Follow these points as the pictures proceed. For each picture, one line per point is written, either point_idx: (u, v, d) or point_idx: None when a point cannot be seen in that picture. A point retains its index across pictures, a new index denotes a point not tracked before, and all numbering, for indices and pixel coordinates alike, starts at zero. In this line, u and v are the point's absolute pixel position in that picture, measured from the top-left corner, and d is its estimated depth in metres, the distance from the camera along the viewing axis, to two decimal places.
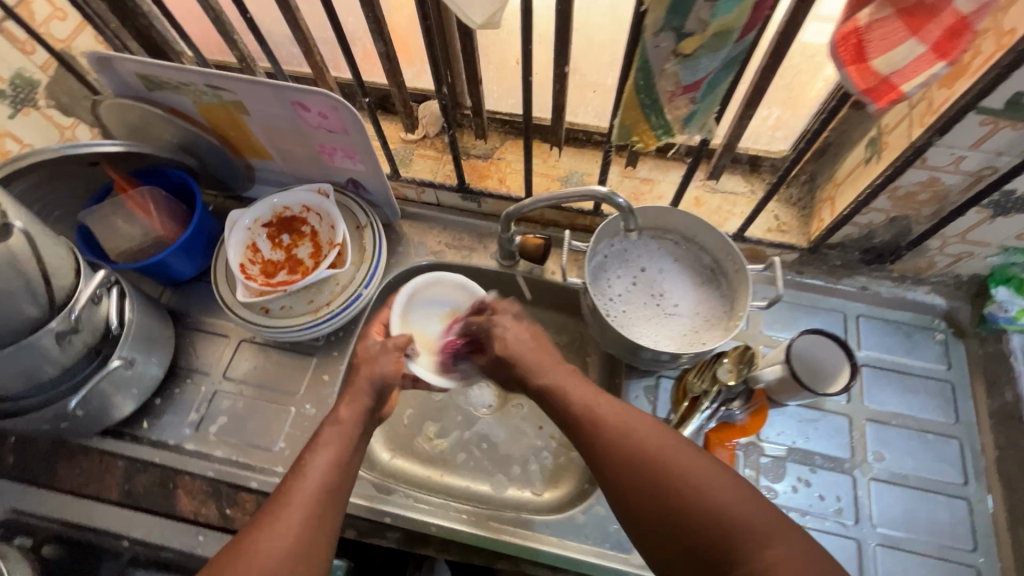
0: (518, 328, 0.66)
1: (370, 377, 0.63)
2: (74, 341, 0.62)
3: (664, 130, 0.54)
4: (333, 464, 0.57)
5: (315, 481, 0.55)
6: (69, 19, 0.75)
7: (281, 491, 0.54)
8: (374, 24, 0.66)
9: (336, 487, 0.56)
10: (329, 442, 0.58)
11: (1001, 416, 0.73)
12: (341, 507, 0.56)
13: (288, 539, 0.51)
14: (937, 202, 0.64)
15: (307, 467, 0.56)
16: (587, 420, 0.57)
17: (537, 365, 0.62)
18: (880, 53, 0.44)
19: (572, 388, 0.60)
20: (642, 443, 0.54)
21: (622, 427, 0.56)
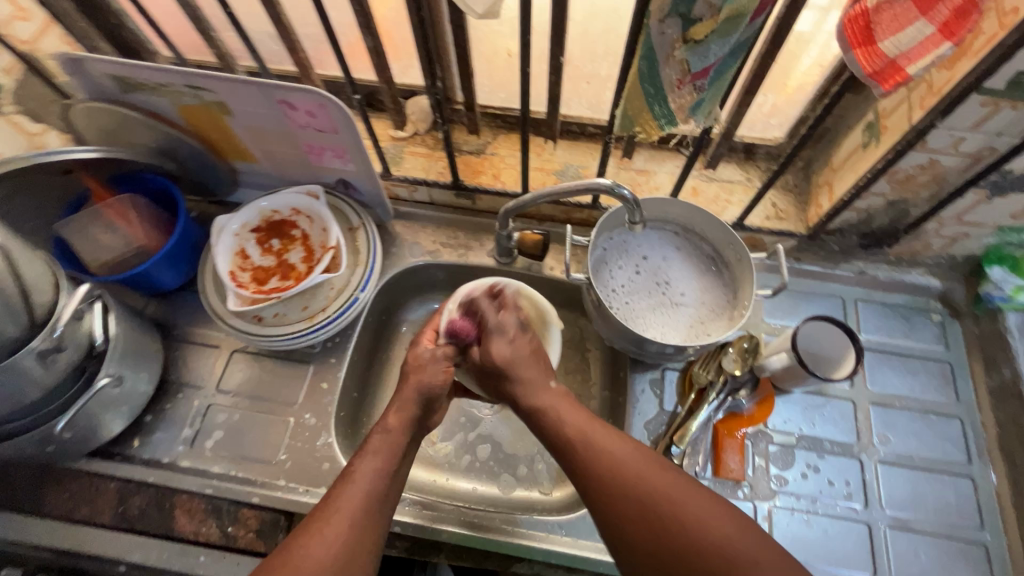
0: (516, 342, 0.69)
1: (417, 386, 0.66)
2: (58, 360, 0.59)
3: (668, 119, 0.52)
4: (381, 471, 0.57)
5: (365, 483, 0.56)
6: (33, 19, 0.70)
7: (331, 496, 0.55)
8: (362, 18, 0.63)
9: (386, 490, 0.57)
10: (377, 450, 0.59)
11: (1000, 394, 0.74)
12: (389, 511, 0.57)
13: (336, 541, 0.51)
14: (935, 184, 0.64)
15: (356, 472, 0.56)
16: (580, 447, 0.59)
17: (527, 382, 0.66)
18: (889, 35, 0.44)
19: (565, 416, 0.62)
20: (636, 472, 0.55)
21: (616, 454, 0.57)
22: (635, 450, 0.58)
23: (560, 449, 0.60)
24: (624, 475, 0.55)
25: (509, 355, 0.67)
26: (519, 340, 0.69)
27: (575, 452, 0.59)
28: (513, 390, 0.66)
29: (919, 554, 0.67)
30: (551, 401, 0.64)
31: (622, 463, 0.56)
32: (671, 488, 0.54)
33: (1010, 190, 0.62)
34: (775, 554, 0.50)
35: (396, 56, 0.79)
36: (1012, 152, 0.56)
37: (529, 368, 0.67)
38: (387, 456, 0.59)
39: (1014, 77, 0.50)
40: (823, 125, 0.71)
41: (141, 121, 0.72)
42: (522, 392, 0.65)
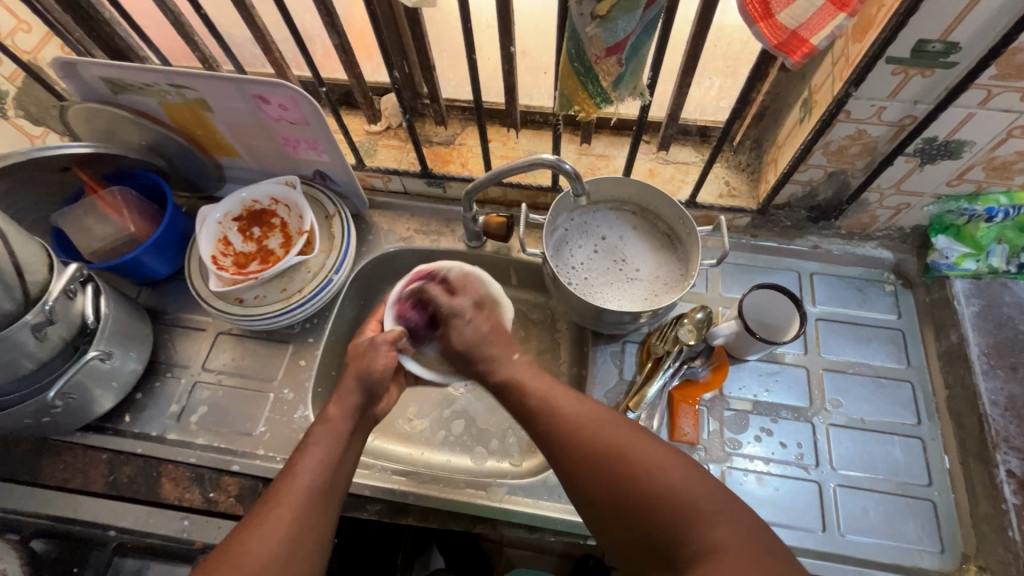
0: (472, 322, 0.67)
1: (358, 373, 0.63)
2: (50, 334, 0.64)
3: (602, 96, 0.56)
4: (325, 463, 0.57)
5: (308, 479, 0.55)
6: (34, 31, 0.77)
7: (273, 492, 0.55)
8: (327, 17, 0.69)
9: (328, 486, 0.56)
10: (320, 441, 0.59)
11: (949, 357, 0.76)
12: (333, 506, 0.56)
13: (276, 537, 0.52)
14: (868, 154, 0.69)
15: (299, 466, 0.56)
16: (545, 409, 0.58)
17: (494, 361, 0.64)
18: (783, 8, 0.48)
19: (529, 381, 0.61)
20: (592, 430, 0.55)
21: (574, 420, 0.56)
22: (598, 412, 0.56)
23: (525, 413, 0.59)
24: (582, 437, 0.54)
25: (470, 339, 0.66)
26: (473, 322, 0.67)
27: (537, 414, 0.58)
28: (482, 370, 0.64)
29: (866, 511, 0.69)
30: (516, 374, 0.62)
31: (583, 426, 0.55)
32: (632, 445, 0.52)
33: (938, 157, 0.66)
34: (734, 510, 0.47)
35: (368, 55, 0.85)
36: (928, 118, 0.61)
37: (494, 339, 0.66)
38: (331, 450, 0.58)
39: (916, 45, 0.54)
40: (764, 104, 0.75)
41: (131, 119, 0.78)
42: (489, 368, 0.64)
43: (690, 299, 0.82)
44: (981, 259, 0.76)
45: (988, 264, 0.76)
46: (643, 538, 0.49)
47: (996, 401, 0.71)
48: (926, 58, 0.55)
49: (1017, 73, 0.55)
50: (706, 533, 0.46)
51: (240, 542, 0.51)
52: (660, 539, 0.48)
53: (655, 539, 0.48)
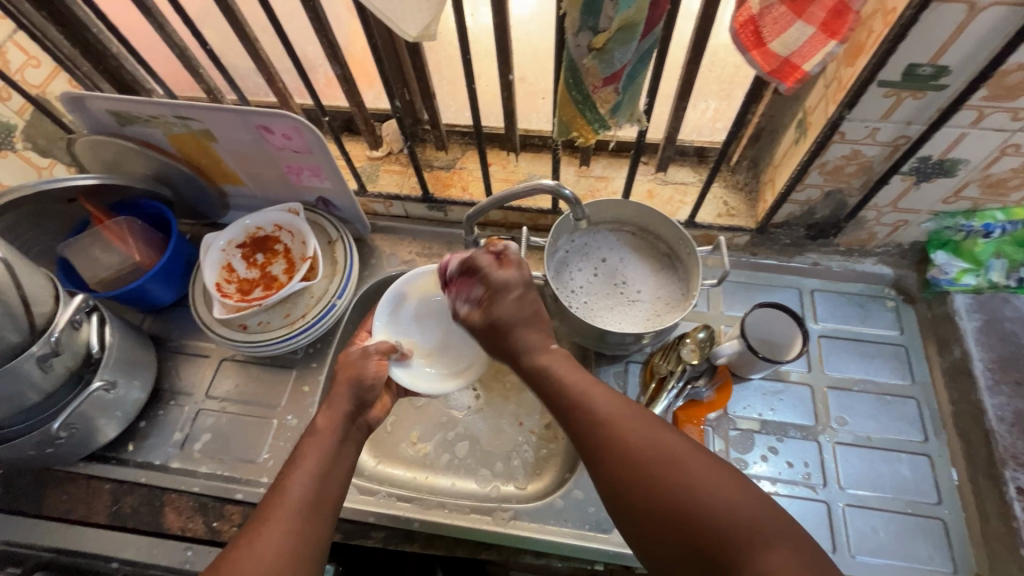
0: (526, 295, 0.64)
1: (350, 381, 0.65)
2: (56, 365, 0.64)
3: (600, 122, 0.56)
4: (316, 475, 0.56)
5: (297, 491, 0.54)
6: (43, 66, 0.79)
7: (265, 507, 0.54)
8: (329, 49, 0.71)
9: (319, 496, 0.55)
10: (308, 454, 0.58)
11: (953, 373, 0.76)
12: (327, 516, 0.55)
13: (269, 551, 0.50)
14: (864, 173, 0.70)
15: (288, 480, 0.55)
16: (582, 408, 0.55)
17: (526, 347, 0.62)
18: (775, 37, 0.48)
19: (561, 371, 0.59)
20: (629, 433, 0.52)
21: (610, 424, 0.53)
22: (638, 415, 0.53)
23: (562, 413, 0.57)
24: (620, 443, 0.51)
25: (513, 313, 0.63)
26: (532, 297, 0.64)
27: (572, 413, 0.56)
28: (520, 352, 0.62)
29: (876, 532, 0.69)
30: (549, 361, 0.61)
31: (624, 429, 0.52)
32: (673, 449, 0.50)
33: (934, 176, 0.67)
34: (786, 529, 0.44)
35: (370, 83, 0.86)
36: (922, 139, 0.62)
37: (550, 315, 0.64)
38: (319, 459, 0.57)
39: (906, 69, 0.55)
40: (760, 125, 0.76)
41: (136, 149, 0.79)
42: (526, 353, 0.62)
43: (692, 318, 0.83)
44: (981, 274, 0.77)
45: (988, 278, 0.77)
46: (689, 555, 0.45)
47: (1002, 417, 0.71)
48: (917, 81, 0.56)
49: (1007, 94, 0.56)
50: (757, 554, 0.42)
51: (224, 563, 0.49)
52: (707, 558, 0.44)
53: (703, 558, 0.44)
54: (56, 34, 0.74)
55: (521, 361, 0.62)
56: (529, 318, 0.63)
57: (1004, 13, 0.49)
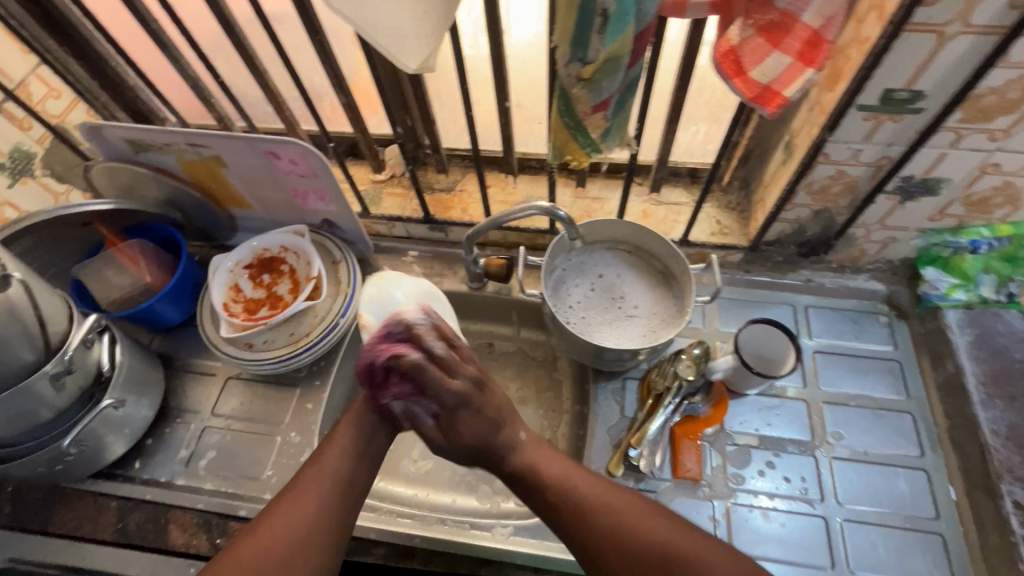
0: (478, 407, 0.63)
1: None
2: (67, 383, 0.66)
3: (592, 147, 0.59)
4: (351, 454, 0.63)
5: (332, 466, 0.61)
6: (63, 96, 0.82)
7: (302, 476, 0.61)
8: (334, 79, 0.74)
9: (351, 476, 0.62)
10: (343, 433, 0.64)
11: (947, 387, 0.77)
12: (358, 492, 0.62)
13: (305, 513, 0.57)
14: (850, 192, 0.72)
15: (324, 456, 0.62)
16: (572, 501, 0.58)
17: (503, 448, 0.63)
18: (754, 65, 0.51)
19: (537, 458, 0.62)
20: (623, 521, 0.56)
21: (606, 512, 0.56)
22: (628, 501, 0.57)
23: (548, 506, 0.59)
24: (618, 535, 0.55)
25: (476, 432, 0.63)
26: (481, 408, 0.63)
27: (560, 505, 0.58)
28: (494, 458, 0.63)
29: (874, 547, 0.69)
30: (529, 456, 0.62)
31: (617, 516, 0.56)
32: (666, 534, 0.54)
33: (918, 194, 0.69)
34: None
35: (373, 110, 0.90)
36: (903, 159, 0.64)
37: (498, 419, 0.63)
38: (353, 440, 0.63)
39: (883, 93, 0.58)
40: (749, 147, 0.79)
41: (150, 175, 0.83)
42: (504, 455, 0.62)
43: (688, 335, 0.84)
44: (970, 289, 0.78)
45: (978, 293, 0.78)
46: None
47: (996, 431, 0.71)
48: (894, 105, 0.59)
49: (982, 116, 0.58)
50: None
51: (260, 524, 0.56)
52: None
53: None
54: (77, 66, 0.78)
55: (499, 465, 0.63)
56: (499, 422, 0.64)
57: (972, 40, 0.52)
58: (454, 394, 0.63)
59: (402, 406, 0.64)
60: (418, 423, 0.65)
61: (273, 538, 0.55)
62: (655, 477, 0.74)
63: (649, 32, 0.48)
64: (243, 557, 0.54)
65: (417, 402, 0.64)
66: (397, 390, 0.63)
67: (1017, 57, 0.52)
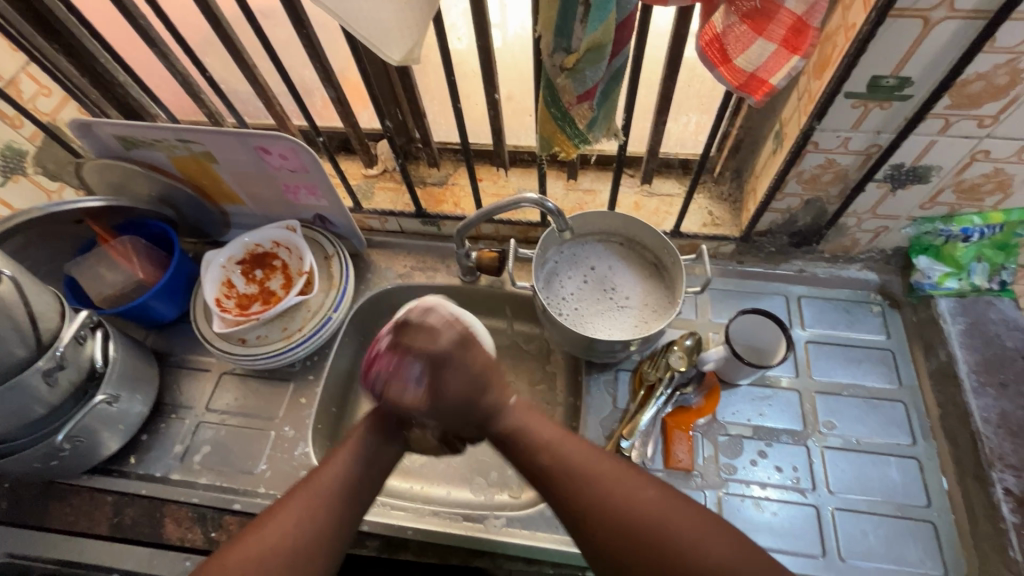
0: (462, 364, 0.60)
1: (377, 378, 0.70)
2: (60, 378, 0.67)
3: (580, 138, 0.58)
4: (360, 463, 0.62)
5: (341, 474, 0.61)
6: (53, 95, 0.83)
7: (309, 478, 0.60)
8: (323, 73, 0.74)
9: (358, 485, 0.61)
10: (358, 438, 0.64)
11: (939, 376, 0.77)
12: (361, 502, 0.61)
13: (309, 518, 0.57)
14: (840, 181, 0.72)
15: (333, 461, 0.62)
16: (557, 464, 0.58)
17: (492, 412, 0.62)
18: (739, 53, 0.50)
19: (532, 427, 0.61)
20: (601, 479, 0.56)
21: (586, 471, 0.56)
22: (612, 468, 0.56)
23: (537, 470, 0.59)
24: (594, 491, 0.55)
25: (457, 392, 0.60)
26: (461, 365, 0.60)
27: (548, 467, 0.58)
28: (488, 417, 0.62)
29: (865, 536, 0.69)
30: (521, 422, 0.61)
31: (599, 480, 0.56)
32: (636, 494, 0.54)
33: (908, 182, 0.69)
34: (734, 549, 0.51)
35: (364, 105, 0.90)
36: (892, 147, 0.64)
37: (483, 380, 0.61)
38: (362, 451, 0.63)
39: (870, 80, 0.58)
40: (739, 137, 0.79)
41: (142, 172, 0.83)
42: (490, 418, 0.62)
43: (680, 326, 0.84)
44: (963, 278, 0.78)
45: (971, 282, 0.78)
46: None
47: (988, 418, 0.71)
48: (882, 92, 0.59)
49: (970, 102, 0.58)
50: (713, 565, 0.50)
51: (267, 522, 0.56)
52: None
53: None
54: (67, 64, 0.78)
55: (494, 424, 0.62)
56: (482, 372, 0.61)
57: (959, 25, 0.52)
58: (450, 331, 0.62)
59: (390, 367, 0.62)
60: (403, 393, 0.61)
61: (275, 541, 0.55)
62: (647, 467, 0.74)
63: (631, 21, 0.48)
64: (250, 552, 0.54)
65: (403, 361, 0.61)
66: (381, 365, 0.63)
67: (1005, 43, 0.52)
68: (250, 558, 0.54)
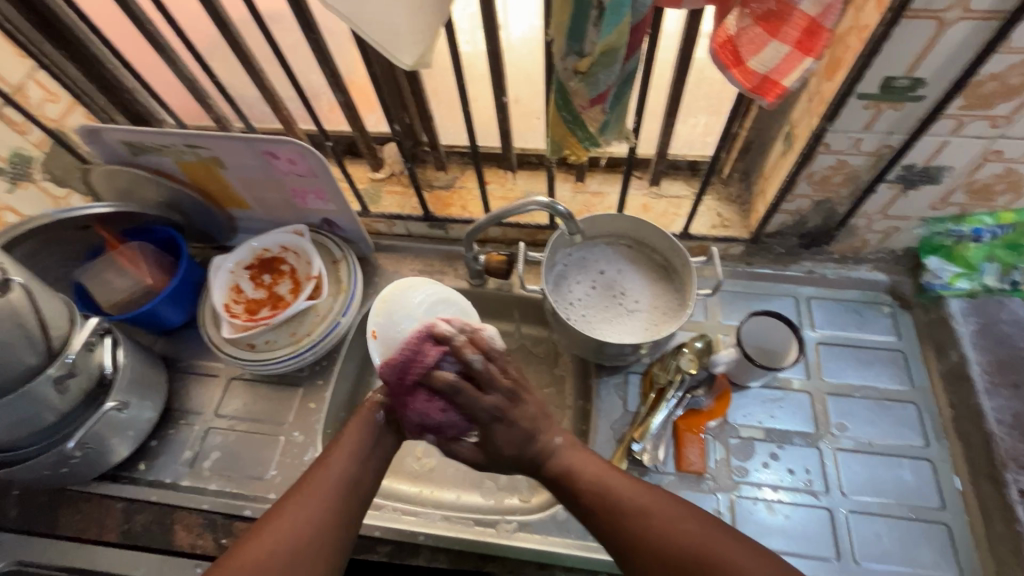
0: (511, 419, 0.63)
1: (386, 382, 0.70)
2: (71, 385, 0.67)
3: (591, 140, 0.58)
4: (357, 458, 0.63)
5: (339, 469, 0.61)
6: (61, 100, 0.82)
7: (308, 477, 0.61)
8: (331, 78, 0.74)
9: (357, 480, 0.62)
10: (354, 433, 0.64)
11: (951, 377, 0.76)
12: (361, 497, 0.62)
13: (310, 513, 0.57)
14: (851, 182, 0.71)
15: (331, 457, 0.62)
16: (605, 499, 0.59)
17: (541, 452, 0.64)
18: (752, 56, 0.50)
19: (580, 465, 0.63)
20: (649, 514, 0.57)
21: (633, 503, 0.58)
22: (659, 500, 0.58)
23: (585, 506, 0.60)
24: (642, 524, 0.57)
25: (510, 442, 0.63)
26: (514, 419, 0.63)
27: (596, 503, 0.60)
28: (539, 458, 0.63)
29: (879, 538, 0.69)
30: (569, 462, 0.63)
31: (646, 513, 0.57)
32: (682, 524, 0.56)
33: (920, 183, 0.69)
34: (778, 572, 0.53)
35: (371, 109, 0.90)
36: (904, 147, 0.63)
37: (532, 430, 0.63)
38: (359, 446, 0.63)
39: (883, 81, 0.58)
40: (748, 138, 0.79)
41: (149, 177, 0.82)
42: (540, 459, 0.63)
43: (689, 328, 0.84)
44: (974, 278, 0.78)
45: (982, 282, 0.78)
46: None
47: (1002, 420, 0.71)
48: (895, 93, 0.59)
49: (984, 103, 0.58)
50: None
51: (268, 523, 0.56)
52: None
53: None
54: (74, 70, 0.78)
55: (542, 465, 0.64)
56: (536, 423, 0.64)
57: (973, 26, 0.51)
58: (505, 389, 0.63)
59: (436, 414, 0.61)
60: (460, 447, 0.65)
61: (279, 541, 0.55)
62: (659, 471, 0.74)
63: (644, 24, 0.48)
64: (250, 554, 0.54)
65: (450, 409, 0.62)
66: (438, 415, 0.61)
67: (1020, 43, 0.52)
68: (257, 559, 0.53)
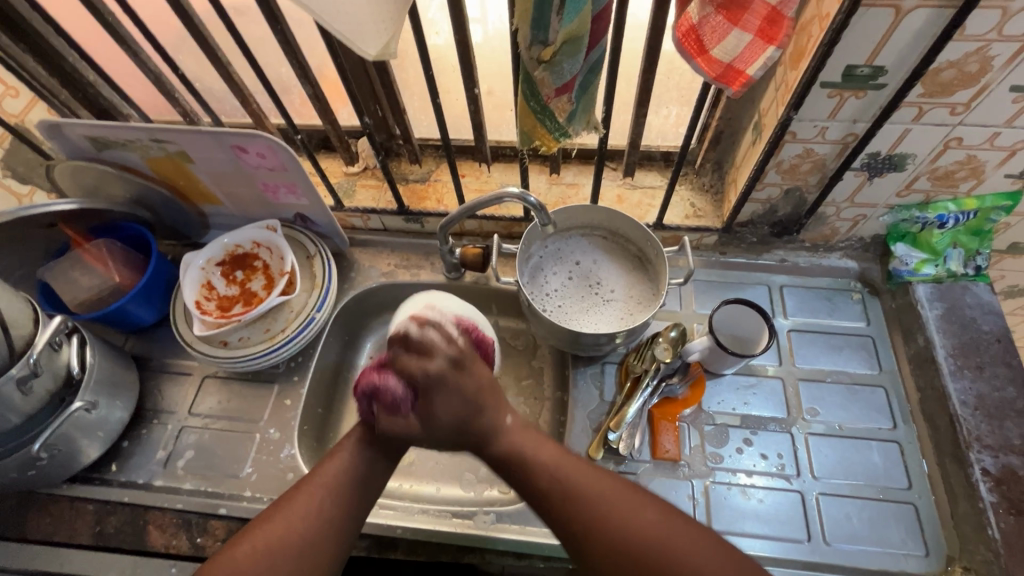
0: (453, 387, 0.59)
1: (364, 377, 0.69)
2: (35, 386, 0.65)
3: (560, 131, 0.58)
4: (368, 455, 0.62)
5: (350, 467, 0.61)
6: (21, 96, 0.81)
7: (319, 469, 0.61)
8: (299, 70, 0.73)
9: (367, 477, 0.62)
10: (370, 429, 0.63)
11: (918, 361, 0.78)
12: (370, 494, 0.62)
13: (322, 505, 0.58)
14: (819, 170, 0.72)
15: (342, 452, 0.62)
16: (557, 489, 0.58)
17: (489, 432, 0.61)
18: (715, 44, 0.50)
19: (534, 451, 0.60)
20: (599, 503, 0.56)
21: (585, 490, 0.57)
22: (614, 489, 0.57)
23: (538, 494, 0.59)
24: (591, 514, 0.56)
25: (453, 413, 0.60)
26: (457, 385, 0.59)
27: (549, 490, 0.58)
28: (483, 438, 0.61)
29: (849, 519, 0.70)
30: (515, 443, 0.61)
31: (600, 506, 0.56)
32: (629, 512, 0.56)
33: (885, 171, 0.70)
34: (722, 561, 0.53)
35: (342, 102, 0.89)
36: (867, 136, 0.65)
37: (475, 402, 0.60)
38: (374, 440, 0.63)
39: (845, 70, 0.58)
40: (719, 129, 0.79)
41: (115, 173, 0.81)
42: (485, 441, 0.61)
43: (664, 318, 0.85)
44: (939, 264, 0.80)
45: (947, 267, 0.80)
46: None
47: (965, 401, 0.73)
48: (857, 81, 0.59)
49: (942, 90, 0.59)
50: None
51: (277, 516, 0.57)
52: None
53: None
54: (34, 64, 0.76)
55: (486, 448, 0.62)
56: (482, 395, 0.61)
57: (929, 14, 0.52)
58: (454, 355, 0.60)
59: (376, 393, 0.59)
60: (398, 422, 0.60)
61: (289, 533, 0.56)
62: (634, 459, 0.75)
63: (607, 12, 0.48)
64: (253, 546, 0.55)
65: (392, 383, 0.59)
66: (393, 387, 0.59)
67: (973, 31, 0.53)
68: (262, 553, 0.55)
